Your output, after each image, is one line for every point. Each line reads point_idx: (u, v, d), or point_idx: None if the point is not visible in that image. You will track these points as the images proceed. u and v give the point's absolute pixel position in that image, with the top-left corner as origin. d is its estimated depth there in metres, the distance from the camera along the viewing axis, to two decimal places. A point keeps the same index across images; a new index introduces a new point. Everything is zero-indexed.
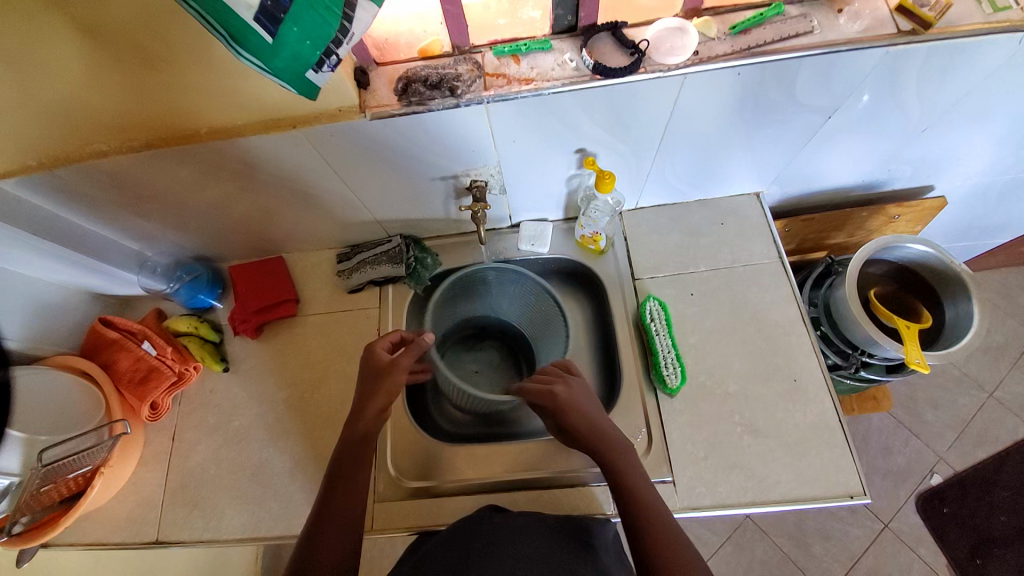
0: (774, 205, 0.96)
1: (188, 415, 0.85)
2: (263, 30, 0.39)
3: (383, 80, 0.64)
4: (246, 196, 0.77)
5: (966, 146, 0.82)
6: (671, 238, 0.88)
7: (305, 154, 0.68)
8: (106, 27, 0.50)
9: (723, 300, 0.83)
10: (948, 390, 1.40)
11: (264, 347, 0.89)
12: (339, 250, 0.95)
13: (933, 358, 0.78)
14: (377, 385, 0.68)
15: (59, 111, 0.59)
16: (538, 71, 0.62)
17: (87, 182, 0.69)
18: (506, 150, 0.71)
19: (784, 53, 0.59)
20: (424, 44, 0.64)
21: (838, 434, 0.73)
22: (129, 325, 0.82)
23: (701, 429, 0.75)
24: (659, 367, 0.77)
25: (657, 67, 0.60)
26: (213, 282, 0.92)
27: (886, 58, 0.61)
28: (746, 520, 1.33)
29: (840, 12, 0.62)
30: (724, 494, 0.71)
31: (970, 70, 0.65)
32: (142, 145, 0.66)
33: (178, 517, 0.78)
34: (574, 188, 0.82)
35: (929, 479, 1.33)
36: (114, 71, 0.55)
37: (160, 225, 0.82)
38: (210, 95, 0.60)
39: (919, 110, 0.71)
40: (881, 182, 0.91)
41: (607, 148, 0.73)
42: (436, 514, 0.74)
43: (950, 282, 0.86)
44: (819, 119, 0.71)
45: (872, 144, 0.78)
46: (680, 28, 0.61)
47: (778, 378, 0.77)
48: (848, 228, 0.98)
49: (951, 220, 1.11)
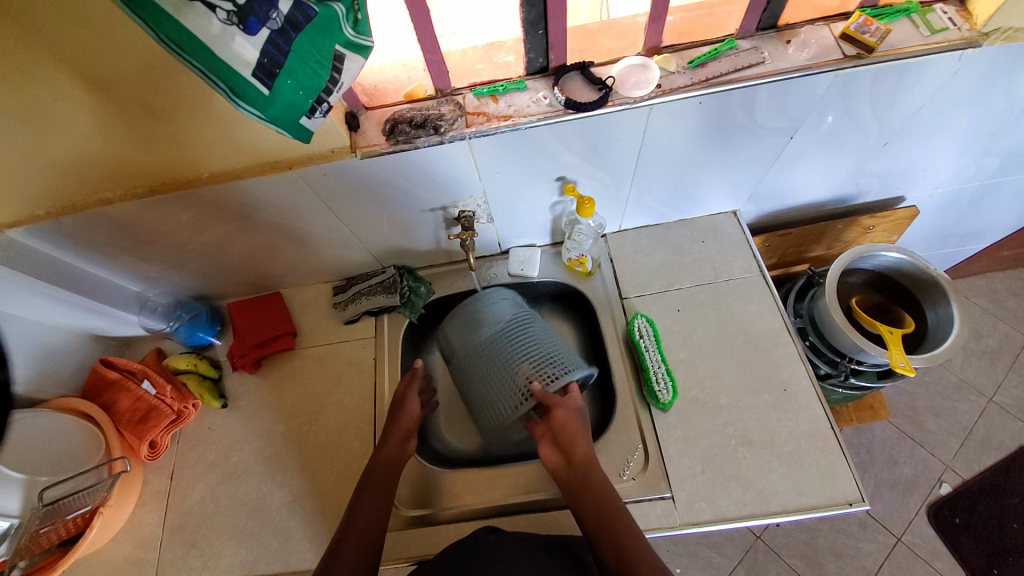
0: (752, 222, 1.00)
1: (186, 453, 0.86)
2: (260, 84, 0.43)
3: (372, 122, 0.68)
4: (246, 235, 0.81)
5: (929, 158, 0.86)
6: (655, 257, 0.91)
7: (300, 193, 0.72)
8: (117, 85, 0.55)
9: (709, 315, 0.85)
10: (948, 397, 1.41)
11: (262, 381, 0.91)
12: (335, 283, 0.98)
13: (918, 361, 0.80)
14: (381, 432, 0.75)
15: (67, 162, 0.63)
16: (515, 108, 0.66)
17: (91, 228, 0.73)
18: (490, 181, 0.75)
19: (741, 82, 0.64)
20: (409, 88, 0.68)
21: (831, 442, 0.74)
22: (130, 365, 0.85)
23: (696, 444, 0.75)
24: (650, 383, 0.78)
25: (624, 100, 0.64)
26: (212, 319, 0.95)
27: (837, 80, 0.66)
28: (757, 541, 1.30)
29: (789, 43, 0.67)
30: (724, 508, 0.71)
31: (917, 88, 0.69)
32: (145, 191, 0.69)
33: (176, 557, 0.77)
34: (558, 214, 0.86)
35: (937, 488, 1.32)
36: (122, 124, 0.60)
37: (162, 267, 0.85)
38: (211, 143, 0.64)
39: (877, 126, 0.76)
40: (852, 196, 0.95)
41: (587, 176, 0.77)
42: (429, 542, 0.73)
43: (927, 287, 0.89)
44: (782, 139, 0.75)
45: (836, 160, 0.83)
46: (642, 64, 0.66)
47: (768, 388, 0.78)
48: (825, 240, 1.02)
49: (928, 228, 1.15)
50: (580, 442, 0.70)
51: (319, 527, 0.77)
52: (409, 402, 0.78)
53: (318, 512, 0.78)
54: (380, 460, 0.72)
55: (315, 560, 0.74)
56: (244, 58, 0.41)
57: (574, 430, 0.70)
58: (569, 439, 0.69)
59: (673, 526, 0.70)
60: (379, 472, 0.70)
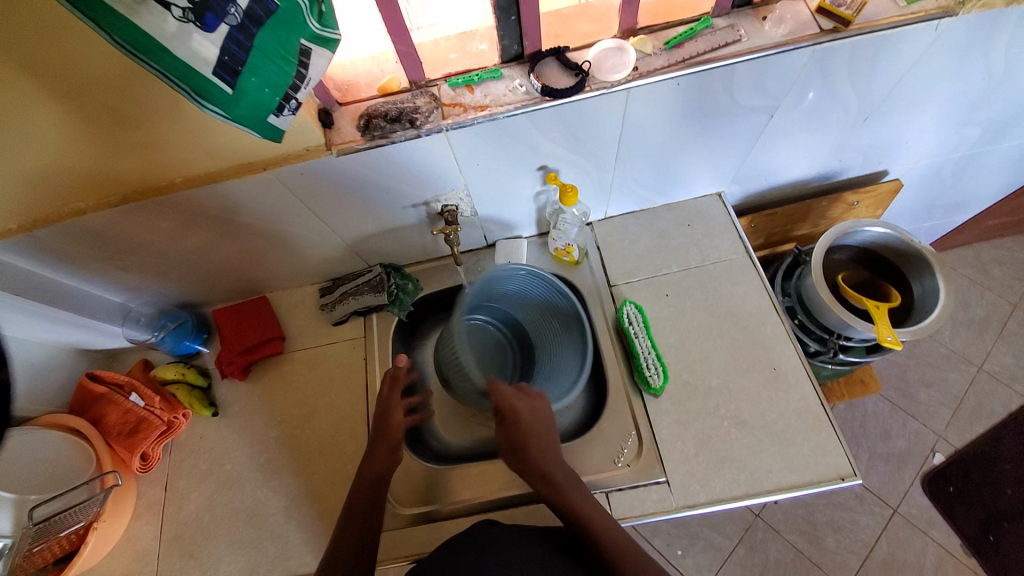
0: (738, 203, 0.99)
1: (179, 463, 0.85)
2: (223, 82, 0.42)
3: (346, 117, 0.67)
4: (226, 240, 0.80)
5: (909, 130, 0.86)
6: (642, 243, 0.91)
7: (279, 194, 0.71)
8: (80, 92, 0.53)
9: (698, 299, 0.85)
10: (939, 368, 1.43)
11: (252, 387, 0.90)
12: (321, 284, 0.97)
13: (904, 334, 0.80)
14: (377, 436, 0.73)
15: (35, 175, 0.62)
16: (491, 98, 0.65)
17: (67, 240, 0.71)
18: (471, 173, 0.74)
19: (719, 61, 0.63)
20: (382, 81, 0.67)
21: (822, 418, 0.74)
22: (116, 378, 0.83)
23: (689, 427, 0.76)
24: (641, 368, 0.78)
25: (602, 84, 0.64)
26: (198, 328, 0.93)
27: (814, 55, 0.65)
28: (756, 520, 1.32)
29: (765, 19, 0.67)
30: (719, 489, 0.71)
31: (894, 60, 0.69)
32: (119, 199, 0.68)
33: (175, 569, 0.77)
34: (542, 204, 0.86)
35: (931, 458, 1.34)
36: (89, 132, 0.58)
37: (143, 277, 0.84)
38: (182, 147, 0.63)
39: (856, 101, 0.76)
40: (836, 172, 0.95)
41: (569, 164, 0.76)
42: (426, 539, 0.74)
43: (912, 260, 0.89)
44: (763, 118, 0.75)
45: (818, 137, 0.83)
46: (618, 47, 0.65)
47: (758, 368, 0.79)
48: (811, 218, 1.02)
49: (913, 201, 1.15)
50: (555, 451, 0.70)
51: (317, 530, 0.77)
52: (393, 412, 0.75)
53: (316, 515, 0.78)
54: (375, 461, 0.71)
55: (314, 564, 0.74)
56: (204, 56, 0.39)
57: (545, 445, 0.70)
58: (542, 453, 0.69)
59: (669, 509, 0.71)
60: (375, 473, 0.69)
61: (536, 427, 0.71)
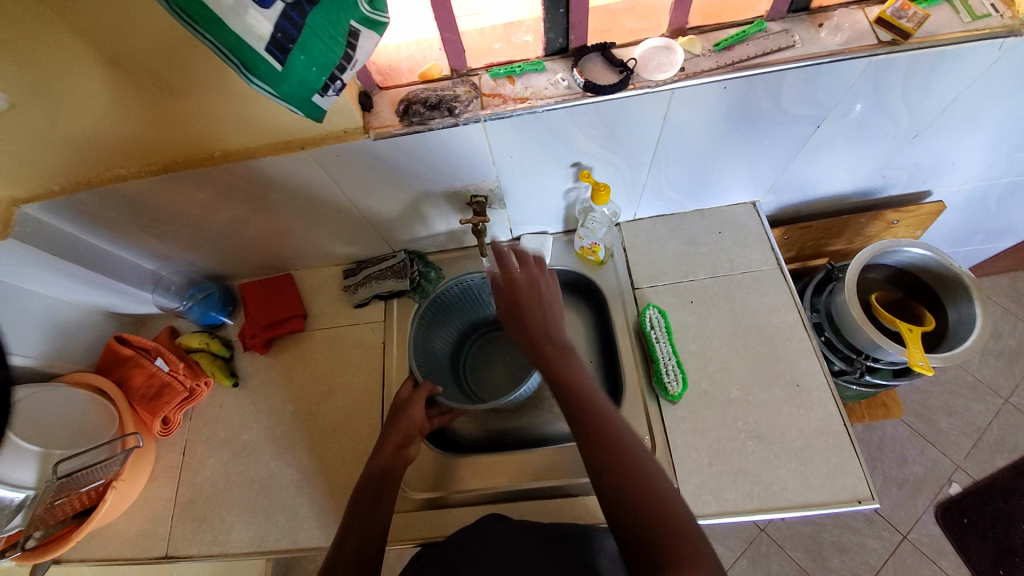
0: (771, 214, 0.97)
1: (198, 429, 0.87)
2: (272, 59, 0.42)
3: (386, 102, 0.67)
4: (257, 216, 0.81)
5: (958, 151, 0.83)
6: (669, 247, 0.89)
7: (313, 174, 0.72)
8: (128, 61, 0.54)
9: (723, 308, 0.83)
10: (963, 397, 1.38)
11: (272, 362, 0.91)
12: (346, 266, 0.97)
13: (936, 360, 0.78)
14: (396, 419, 0.74)
15: (81, 140, 0.63)
16: (532, 90, 0.64)
17: (105, 205, 0.73)
18: (504, 165, 0.74)
19: (769, 67, 0.61)
20: (424, 68, 0.66)
21: (843, 438, 0.73)
22: (142, 342, 0.85)
23: (705, 436, 0.75)
24: (660, 375, 0.77)
25: (646, 83, 0.62)
26: (225, 300, 0.95)
27: (869, 67, 0.63)
28: (761, 534, 1.30)
29: (822, 27, 0.64)
30: (731, 501, 0.70)
31: (953, 78, 0.66)
32: (160, 168, 0.69)
33: (187, 532, 0.79)
34: (571, 202, 0.85)
35: (947, 488, 1.30)
36: (134, 100, 0.59)
37: (176, 246, 0.86)
38: (222, 120, 0.63)
39: (908, 117, 0.73)
40: (878, 188, 0.92)
41: (603, 162, 0.75)
42: (435, 526, 0.74)
43: (949, 284, 0.86)
44: (808, 128, 0.72)
45: (862, 152, 0.80)
46: (666, 47, 0.64)
47: (780, 383, 0.77)
48: (847, 235, 0.99)
49: (954, 225, 1.11)
50: (635, 451, 0.54)
51: (327, 505, 0.78)
52: (414, 406, 0.75)
53: (325, 492, 0.79)
54: (390, 444, 0.71)
55: (322, 539, 0.76)
56: (257, 31, 0.39)
57: (604, 416, 0.56)
58: (612, 446, 0.53)
59: None
60: (389, 453, 0.70)
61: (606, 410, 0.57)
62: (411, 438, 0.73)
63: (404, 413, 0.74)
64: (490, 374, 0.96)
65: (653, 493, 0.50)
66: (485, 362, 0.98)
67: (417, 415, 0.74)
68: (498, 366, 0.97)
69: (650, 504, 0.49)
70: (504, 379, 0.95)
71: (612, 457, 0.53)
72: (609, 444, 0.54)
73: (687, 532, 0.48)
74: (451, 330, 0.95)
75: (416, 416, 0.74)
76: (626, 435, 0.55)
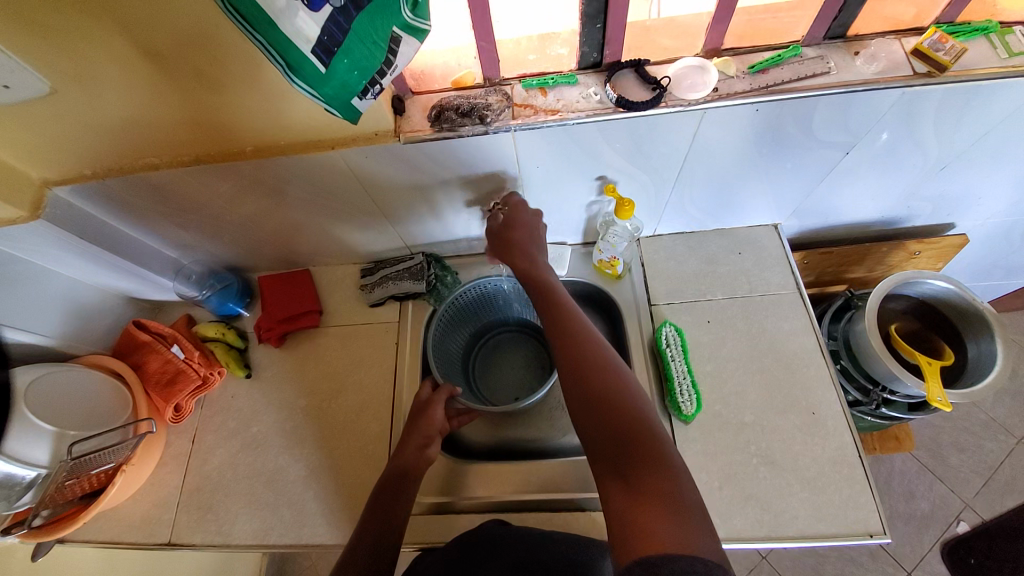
0: (791, 237, 0.96)
1: (208, 418, 0.88)
2: (318, 61, 0.43)
3: (417, 107, 0.68)
4: (279, 211, 0.82)
5: (986, 186, 0.82)
6: (688, 265, 0.89)
7: (340, 173, 0.72)
8: (171, 55, 0.55)
9: (740, 330, 0.83)
10: (975, 434, 1.36)
11: (286, 356, 0.92)
12: (363, 265, 0.98)
13: (954, 396, 0.76)
14: (413, 424, 0.74)
15: (116, 128, 0.64)
16: (564, 103, 0.65)
17: (134, 192, 0.74)
18: (530, 174, 0.74)
19: (802, 92, 0.61)
20: (457, 75, 0.67)
21: (857, 469, 0.72)
22: (161, 329, 0.87)
23: (715, 458, 0.74)
24: (674, 393, 0.77)
25: (678, 102, 0.62)
26: (242, 292, 0.96)
27: (903, 98, 0.63)
28: (762, 561, 1.28)
29: (857, 55, 0.64)
30: (740, 527, 0.69)
31: (987, 112, 0.66)
32: (190, 159, 0.70)
33: (192, 520, 0.79)
34: (593, 214, 0.85)
35: (955, 526, 1.27)
36: (173, 92, 0.60)
37: (199, 235, 0.87)
38: (256, 117, 0.65)
39: (938, 148, 0.72)
40: (902, 218, 0.91)
41: (628, 177, 0.76)
42: (440, 530, 0.74)
43: (970, 319, 0.85)
44: (837, 154, 0.72)
45: (888, 181, 0.79)
46: (700, 66, 0.63)
47: (795, 410, 0.76)
48: (868, 263, 0.98)
49: (975, 259, 1.10)
50: (610, 369, 0.55)
51: (332, 504, 0.78)
52: (432, 408, 0.74)
53: (331, 489, 0.79)
54: (401, 452, 0.71)
55: (324, 537, 0.76)
56: (306, 35, 0.40)
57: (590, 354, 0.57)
58: (589, 368, 0.55)
59: None
60: (403, 455, 0.70)
61: (587, 338, 0.58)
62: (433, 439, 0.72)
63: (423, 414, 0.74)
64: (502, 376, 0.96)
65: (626, 414, 0.52)
66: (498, 365, 0.98)
67: (435, 418, 0.74)
68: (510, 369, 0.97)
69: (621, 424, 0.51)
70: (515, 379, 0.96)
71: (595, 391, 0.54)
72: (586, 368, 0.55)
73: (655, 448, 0.49)
74: (464, 332, 0.96)
75: (435, 420, 0.73)
76: (602, 355, 0.57)
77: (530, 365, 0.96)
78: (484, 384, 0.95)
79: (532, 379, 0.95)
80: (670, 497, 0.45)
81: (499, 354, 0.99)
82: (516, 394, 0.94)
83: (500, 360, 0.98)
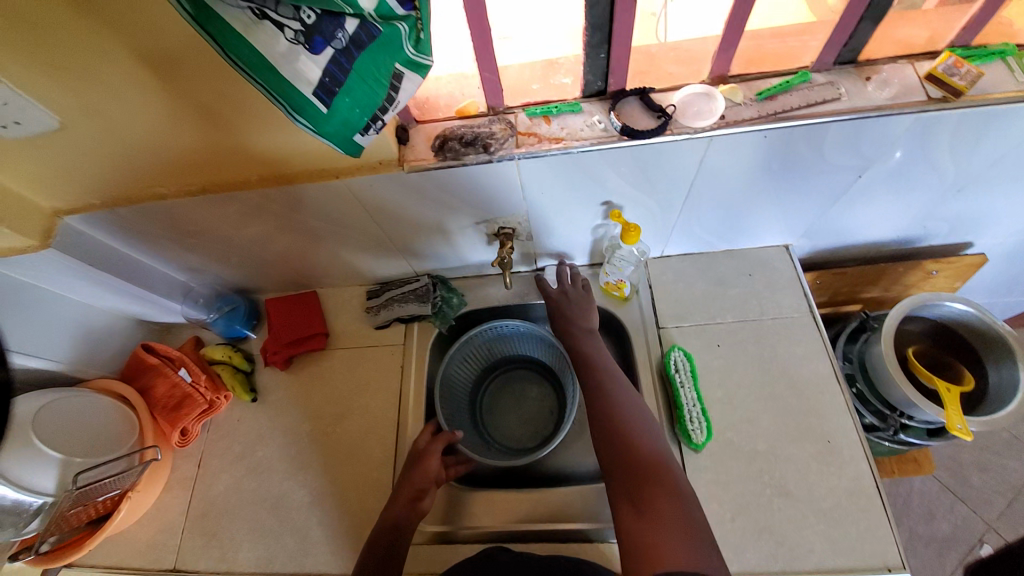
0: (803, 256, 0.94)
1: (214, 442, 0.88)
2: (319, 103, 0.43)
3: (421, 136, 0.67)
4: (286, 235, 0.82)
5: (1005, 206, 0.80)
6: (697, 287, 0.87)
7: (344, 200, 0.73)
8: (181, 92, 0.56)
9: (751, 354, 0.81)
10: (998, 454, 1.31)
11: (291, 379, 0.92)
12: (369, 287, 0.98)
13: (976, 424, 0.74)
14: (410, 469, 0.74)
15: (125, 160, 0.65)
16: (568, 131, 0.64)
17: (143, 219, 0.75)
18: (534, 201, 0.73)
19: (811, 119, 0.60)
20: (461, 105, 0.67)
21: (874, 500, 0.69)
22: (168, 352, 0.87)
23: (727, 489, 0.72)
24: (684, 421, 0.75)
25: (685, 129, 0.61)
26: (249, 314, 0.96)
27: (917, 122, 0.61)
28: None
29: (869, 80, 0.63)
30: (753, 560, 0.67)
31: (1005, 135, 0.64)
32: (198, 188, 0.71)
33: (197, 545, 0.79)
34: (599, 237, 0.84)
35: (978, 549, 1.23)
36: (181, 126, 0.61)
37: (207, 259, 0.88)
38: (262, 147, 0.65)
39: (954, 170, 0.70)
40: (916, 238, 0.89)
41: (633, 201, 0.75)
42: (441, 561, 0.72)
43: (992, 342, 0.82)
44: (849, 177, 0.71)
45: (902, 202, 0.78)
46: (706, 93, 0.63)
47: (810, 438, 0.74)
48: (883, 283, 0.95)
49: (996, 277, 1.06)
50: (628, 408, 0.63)
51: (336, 531, 0.77)
52: (430, 458, 0.74)
53: (335, 515, 0.78)
54: (409, 491, 0.71)
55: (327, 566, 0.75)
56: (307, 77, 0.40)
57: (612, 396, 0.64)
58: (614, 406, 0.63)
59: None
60: (401, 503, 0.70)
61: (612, 385, 0.65)
62: (424, 491, 0.72)
63: (420, 463, 0.74)
64: (511, 415, 0.96)
65: (640, 447, 0.59)
66: (509, 400, 0.97)
67: (432, 468, 0.73)
68: (522, 405, 0.96)
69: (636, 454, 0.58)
70: (523, 420, 0.95)
71: (616, 427, 0.61)
72: (609, 410, 0.62)
73: (666, 476, 0.56)
74: (475, 367, 0.95)
75: (430, 470, 0.73)
76: (621, 393, 0.65)
77: (541, 408, 0.95)
78: (492, 421, 0.95)
79: (541, 423, 0.94)
80: (685, 528, 0.52)
81: (511, 391, 0.98)
82: (523, 435, 0.93)
83: (512, 397, 0.97)
